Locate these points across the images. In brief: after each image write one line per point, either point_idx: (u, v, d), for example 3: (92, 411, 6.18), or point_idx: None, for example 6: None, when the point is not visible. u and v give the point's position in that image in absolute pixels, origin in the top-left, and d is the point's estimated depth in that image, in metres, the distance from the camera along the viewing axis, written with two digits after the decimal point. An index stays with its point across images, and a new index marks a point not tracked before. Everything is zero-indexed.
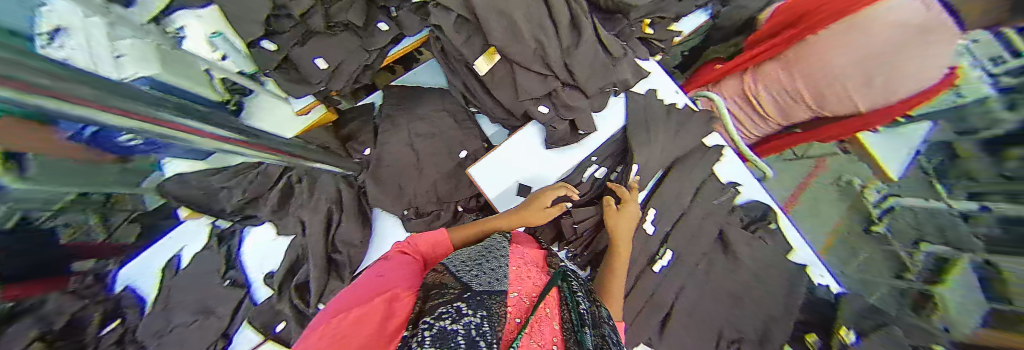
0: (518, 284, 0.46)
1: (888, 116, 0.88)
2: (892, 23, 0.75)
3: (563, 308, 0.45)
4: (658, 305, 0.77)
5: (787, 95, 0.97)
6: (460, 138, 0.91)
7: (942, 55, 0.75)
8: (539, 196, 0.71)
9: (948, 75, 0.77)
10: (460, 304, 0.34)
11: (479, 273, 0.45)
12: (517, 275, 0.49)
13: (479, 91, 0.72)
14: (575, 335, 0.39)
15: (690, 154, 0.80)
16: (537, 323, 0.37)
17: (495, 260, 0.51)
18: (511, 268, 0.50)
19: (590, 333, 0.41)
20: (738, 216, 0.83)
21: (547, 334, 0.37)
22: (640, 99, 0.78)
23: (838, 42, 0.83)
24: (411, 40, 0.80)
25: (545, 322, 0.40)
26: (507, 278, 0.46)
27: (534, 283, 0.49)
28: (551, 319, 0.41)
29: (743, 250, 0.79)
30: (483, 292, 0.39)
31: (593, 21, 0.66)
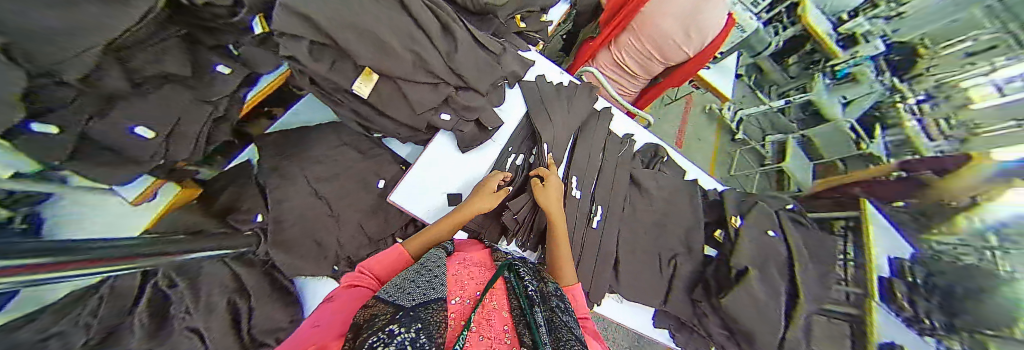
0: (459, 287, 0.45)
1: (706, 55, 1.19)
2: None
3: (511, 293, 0.45)
4: (607, 256, 0.83)
5: (643, 57, 1.23)
6: (373, 167, 0.85)
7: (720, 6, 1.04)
8: (482, 185, 0.74)
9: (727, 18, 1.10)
10: (392, 323, 0.31)
11: (419, 287, 0.43)
12: (456, 282, 0.46)
13: (372, 115, 0.68)
14: (524, 316, 0.39)
15: (588, 120, 0.92)
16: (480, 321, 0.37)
17: (431, 274, 0.48)
18: (448, 276, 0.48)
19: (538, 310, 0.41)
20: (638, 159, 1.00)
21: (496, 326, 0.38)
22: (531, 85, 0.87)
23: (660, 11, 1.09)
24: (270, 76, 0.76)
25: (491, 315, 0.40)
26: (444, 288, 0.43)
27: (478, 281, 0.48)
28: (499, 309, 0.42)
29: (651, 185, 0.94)
30: (417, 306, 0.37)
31: (465, 24, 0.69)
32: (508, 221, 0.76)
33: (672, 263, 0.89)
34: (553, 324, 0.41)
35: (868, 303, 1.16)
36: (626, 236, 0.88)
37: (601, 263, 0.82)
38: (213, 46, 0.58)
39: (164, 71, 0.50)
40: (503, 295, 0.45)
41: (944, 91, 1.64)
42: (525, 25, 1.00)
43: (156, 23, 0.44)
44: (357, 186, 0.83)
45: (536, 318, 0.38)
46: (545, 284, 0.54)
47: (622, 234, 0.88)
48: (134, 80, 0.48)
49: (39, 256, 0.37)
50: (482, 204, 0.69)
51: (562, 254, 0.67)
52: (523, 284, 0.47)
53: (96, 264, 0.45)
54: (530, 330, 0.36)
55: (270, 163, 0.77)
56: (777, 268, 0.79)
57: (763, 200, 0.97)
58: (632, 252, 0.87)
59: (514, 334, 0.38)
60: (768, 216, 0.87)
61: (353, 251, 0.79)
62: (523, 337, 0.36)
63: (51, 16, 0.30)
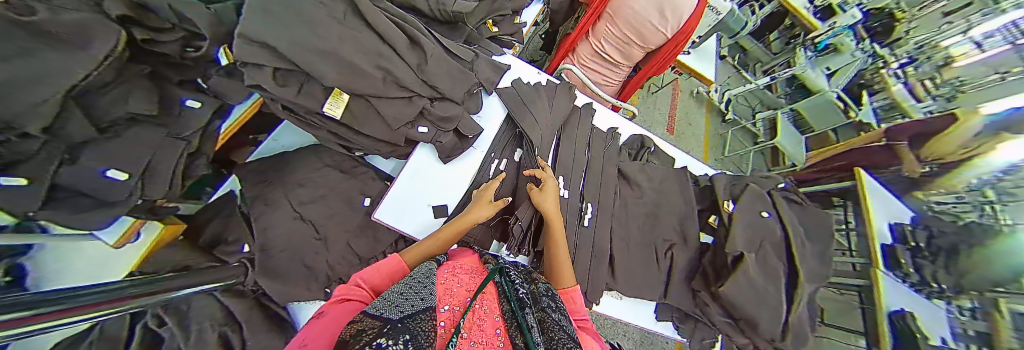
0: (449, 294, 0.42)
1: (686, 33, 1.18)
2: None
3: (502, 296, 0.43)
4: (601, 254, 0.82)
5: (622, 43, 1.24)
6: (358, 186, 0.85)
7: None
8: (480, 194, 0.73)
9: None
10: (380, 339, 0.28)
11: (407, 298, 0.39)
12: (446, 289, 0.43)
13: (349, 135, 0.68)
14: (516, 319, 0.38)
15: (571, 119, 0.92)
16: (472, 330, 0.35)
17: (421, 282, 0.44)
18: (438, 284, 0.44)
19: (530, 312, 0.40)
20: (625, 153, 1.00)
21: (488, 331, 0.36)
22: (509, 91, 0.86)
23: None
24: (242, 106, 0.76)
25: (484, 321, 0.38)
26: (433, 297, 0.40)
27: (468, 287, 0.45)
28: (491, 313, 0.39)
29: (640, 177, 0.93)
30: (405, 317, 0.34)
31: (433, 36, 0.70)
32: (513, 229, 0.73)
33: (668, 253, 0.88)
34: (546, 324, 0.39)
35: (872, 273, 1.15)
36: (618, 231, 0.88)
37: (597, 261, 0.81)
38: (179, 82, 0.59)
39: (130, 112, 0.50)
40: (495, 298, 0.42)
41: (926, 53, 1.87)
42: (499, 30, 1.00)
43: (118, 66, 0.45)
44: (344, 208, 0.82)
45: (528, 320, 0.37)
46: (536, 285, 0.51)
47: (615, 230, 0.87)
48: (101, 125, 0.48)
49: (23, 309, 0.35)
50: (483, 213, 0.68)
51: (559, 256, 0.65)
52: (514, 286, 0.45)
53: (95, 306, 0.45)
54: (523, 333, 0.35)
55: (253, 192, 0.76)
56: (775, 249, 0.78)
57: (755, 181, 0.96)
58: (627, 245, 0.87)
59: (507, 337, 0.36)
60: (761, 197, 0.87)
61: (346, 271, 0.78)
62: (517, 340, 0.35)
63: (11, 69, 0.29)
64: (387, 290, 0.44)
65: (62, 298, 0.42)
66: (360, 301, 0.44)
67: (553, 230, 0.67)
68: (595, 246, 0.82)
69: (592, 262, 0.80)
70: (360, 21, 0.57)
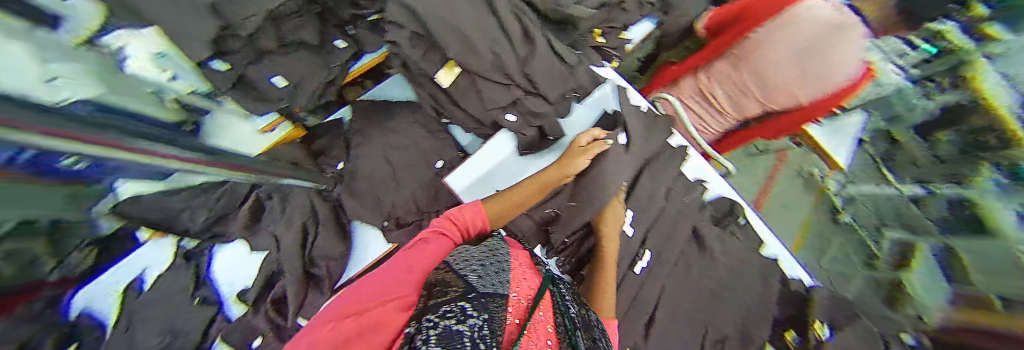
0: (517, 285, 0.44)
1: (827, 105, 0.92)
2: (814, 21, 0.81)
3: (556, 309, 0.42)
4: (642, 303, 0.79)
5: (737, 91, 1.01)
6: (436, 148, 0.93)
7: (857, 48, 0.80)
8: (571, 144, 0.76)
9: (863, 67, 0.84)
10: (462, 305, 0.35)
11: (489, 276, 0.44)
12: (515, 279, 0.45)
13: (446, 103, 0.75)
14: (569, 339, 0.37)
15: (657, 156, 0.83)
16: (534, 324, 0.36)
17: (497, 265, 0.48)
18: (510, 272, 0.47)
19: (581, 337, 0.38)
20: (708, 212, 0.87)
21: (541, 338, 0.34)
22: (608, 105, 0.81)
23: (774, 38, 0.87)
24: (370, 55, 0.89)
25: (539, 326, 0.38)
26: (506, 283, 0.43)
27: (529, 286, 0.45)
28: (545, 322, 0.38)
29: (717, 246, 0.84)
30: (487, 295, 0.39)
31: (546, 33, 0.71)
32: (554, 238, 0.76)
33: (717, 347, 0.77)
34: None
35: None
36: (673, 291, 0.82)
37: (636, 305, 0.79)
38: (337, 24, 0.73)
39: (302, 39, 0.64)
40: (550, 308, 0.41)
41: None
42: (605, 40, 0.98)
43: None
44: (420, 163, 0.92)
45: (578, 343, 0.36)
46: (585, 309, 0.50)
47: (668, 289, 0.82)
48: (281, 41, 0.62)
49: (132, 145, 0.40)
50: (575, 162, 0.71)
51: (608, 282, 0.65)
52: (566, 303, 0.45)
53: None
54: None
55: (359, 125, 0.90)
56: None
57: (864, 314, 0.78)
58: (664, 303, 0.81)
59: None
60: None
61: (402, 215, 0.87)
62: None
63: None
64: (462, 253, 0.50)
65: (192, 154, 0.51)
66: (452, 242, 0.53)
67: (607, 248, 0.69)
68: (640, 292, 0.80)
69: (630, 309, 0.78)
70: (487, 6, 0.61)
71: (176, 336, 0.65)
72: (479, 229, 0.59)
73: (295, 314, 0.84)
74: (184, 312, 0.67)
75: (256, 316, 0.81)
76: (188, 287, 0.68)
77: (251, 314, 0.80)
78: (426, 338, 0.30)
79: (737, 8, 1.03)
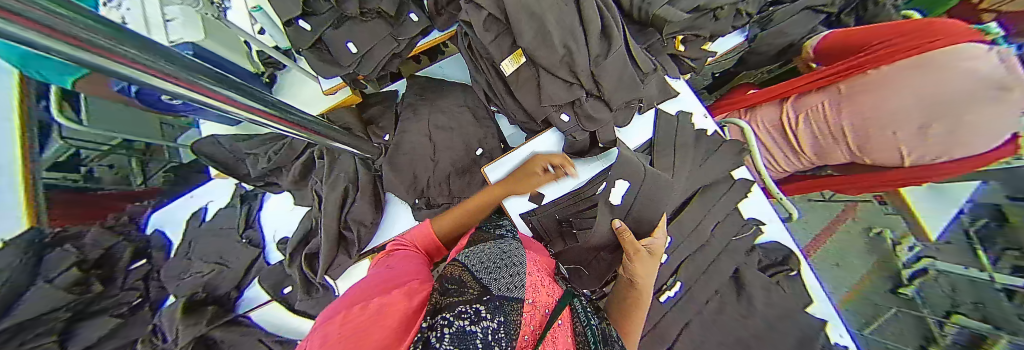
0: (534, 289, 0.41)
1: (940, 173, 0.75)
2: (970, 71, 0.64)
3: (575, 321, 0.41)
4: (660, 332, 0.76)
5: (827, 134, 0.83)
6: (478, 135, 0.92)
7: (1010, 116, 0.64)
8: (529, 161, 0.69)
9: (1008, 139, 0.67)
10: (477, 306, 0.33)
11: (504, 268, 0.41)
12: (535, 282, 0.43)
13: (501, 91, 0.72)
14: None
15: (714, 184, 0.77)
16: (550, 336, 0.35)
17: (515, 260, 0.45)
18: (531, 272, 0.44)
19: None
20: (756, 256, 0.80)
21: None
22: (672, 118, 0.76)
23: (902, 81, 0.70)
24: (438, 32, 0.81)
25: (557, 337, 0.37)
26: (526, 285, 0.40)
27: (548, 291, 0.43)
28: (562, 333, 0.38)
29: (757, 294, 0.77)
30: (503, 294, 0.36)
31: (625, 34, 0.65)
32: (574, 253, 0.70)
33: None
34: None
35: None
36: (696, 330, 0.77)
37: (654, 333, 0.76)
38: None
39: None
40: (568, 321, 0.40)
41: None
42: (685, 49, 0.86)
43: None
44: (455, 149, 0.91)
45: None
46: (603, 319, 0.48)
47: (691, 326, 0.77)
48: None
49: (231, 90, 0.42)
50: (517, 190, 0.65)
51: (635, 318, 0.56)
52: (587, 317, 0.43)
53: (288, 125, 0.57)
54: None
55: (411, 101, 0.93)
56: None
57: None
58: (685, 340, 0.76)
59: None
60: None
61: (434, 196, 0.89)
62: None
63: None
64: (477, 247, 0.47)
65: (280, 110, 0.55)
66: (421, 256, 0.55)
67: (641, 284, 0.55)
68: (660, 322, 0.76)
69: (646, 336, 0.75)
70: None
71: (227, 260, 0.99)
72: (439, 245, 0.60)
73: (325, 271, 0.90)
74: (214, 236, 1.02)
75: (293, 264, 0.93)
76: (239, 227, 1.01)
77: (290, 264, 0.93)
78: (440, 335, 0.29)
79: (866, 38, 0.81)
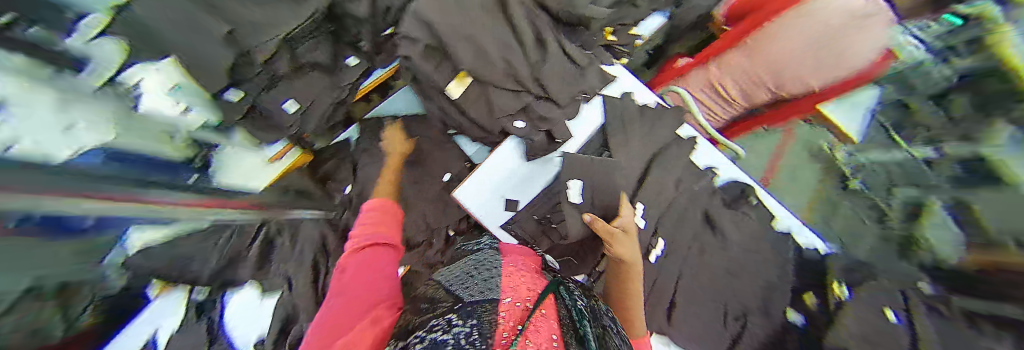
0: (511, 288, 0.41)
1: (839, 92, 0.91)
2: (838, 9, 0.77)
3: (561, 306, 0.40)
4: (660, 292, 0.81)
5: (750, 82, 0.97)
6: (443, 161, 0.97)
7: (876, 38, 0.78)
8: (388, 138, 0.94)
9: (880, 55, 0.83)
10: (449, 316, 0.33)
11: (478, 281, 0.43)
12: (512, 283, 0.43)
13: (455, 113, 0.71)
14: (576, 330, 0.35)
15: (668, 148, 0.83)
16: (539, 319, 0.34)
17: (488, 272, 0.46)
18: (505, 276, 0.45)
19: (588, 328, 0.37)
20: (720, 198, 0.88)
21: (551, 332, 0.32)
22: (617, 102, 0.81)
23: (792, 28, 0.84)
24: (381, 70, 0.82)
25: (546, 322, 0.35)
26: (500, 287, 0.41)
27: (529, 287, 0.43)
28: (551, 317, 0.36)
29: (731, 232, 0.85)
30: (476, 301, 0.37)
31: (559, 36, 0.68)
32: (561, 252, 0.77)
33: (740, 321, 0.82)
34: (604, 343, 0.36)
35: None
36: (690, 281, 0.83)
37: (655, 294, 0.81)
38: None
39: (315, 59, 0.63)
40: (555, 305, 0.39)
41: None
42: (616, 38, 0.95)
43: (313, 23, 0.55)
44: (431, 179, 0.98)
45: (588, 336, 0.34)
46: (596, 301, 0.50)
47: (684, 278, 0.83)
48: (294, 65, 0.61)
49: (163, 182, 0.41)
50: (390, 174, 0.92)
51: (631, 294, 0.59)
52: (573, 300, 0.43)
53: None
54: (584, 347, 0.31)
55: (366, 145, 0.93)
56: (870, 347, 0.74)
57: None
58: (684, 294, 0.82)
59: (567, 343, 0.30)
60: None
61: None
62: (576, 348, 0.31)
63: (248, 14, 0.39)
64: (452, 274, 0.48)
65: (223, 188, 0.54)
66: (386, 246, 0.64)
67: (626, 261, 0.59)
68: (657, 283, 0.81)
69: (648, 301, 0.79)
70: (500, 13, 0.60)
71: None
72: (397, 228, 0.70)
73: None
74: None
75: None
76: None
77: None
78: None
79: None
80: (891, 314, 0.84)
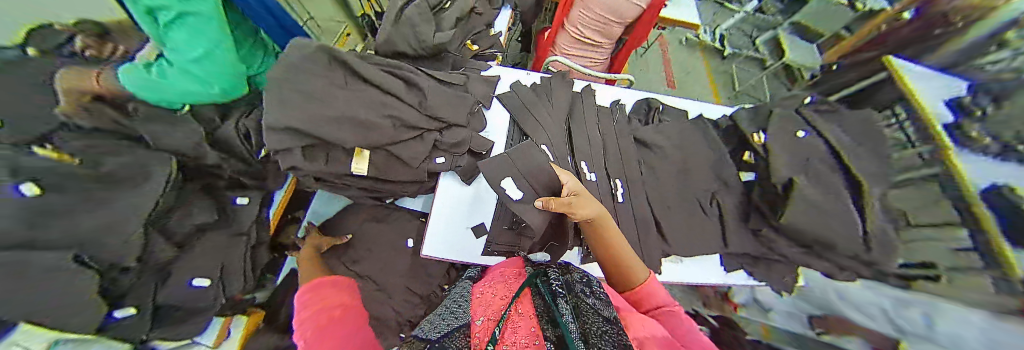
0: (483, 310, 0.40)
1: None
2: None
3: (536, 296, 0.40)
4: (645, 221, 0.81)
5: (599, 24, 1.20)
6: (397, 231, 0.91)
7: None
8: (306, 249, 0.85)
9: None
10: None
11: (448, 320, 0.41)
12: (486, 303, 0.42)
13: (377, 185, 0.73)
14: (550, 314, 0.35)
15: (572, 105, 0.91)
16: (509, 329, 0.34)
17: (461, 307, 0.45)
18: (479, 300, 0.44)
19: (563, 302, 0.37)
20: (635, 119, 0.99)
21: (522, 336, 0.32)
22: (510, 94, 0.87)
23: None
24: (280, 192, 1.08)
25: (519, 328, 0.34)
26: (471, 315, 0.40)
27: (503, 297, 0.43)
28: (525, 319, 0.36)
29: (660, 138, 0.91)
30: (443, 337, 0.35)
31: (422, 71, 0.78)
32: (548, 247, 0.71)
33: (715, 203, 0.84)
34: (581, 310, 0.36)
35: (1001, 261, 0.53)
36: (657, 195, 0.86)
37: (642, 227, 0.80)
38: None
39: (195, 223, 0.78)
40: (528, 302, 0.40)
41: None
42: (479, 47, 1.05)
43: (171, 196, 0.74)
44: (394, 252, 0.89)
45: (560, 311, 0.34)
46: (571, 275, 0.50)
47: (652, 196, 0.85)
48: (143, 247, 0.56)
49: None
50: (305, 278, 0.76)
51: (619, 248, 0.58)
52: (549, 282, 0.43)
53: None
54: (556, 327, 0.31)
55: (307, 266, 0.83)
56: (829, 165, 0.71)
57: (777, 106, 0.90)
58: (662, 209, 0.84)
59: (540, 336, 0.32)
60: (790, 118, 0.81)
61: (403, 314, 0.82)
62: (547, 334, 0.31)
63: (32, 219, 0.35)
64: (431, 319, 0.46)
65: None
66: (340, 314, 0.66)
67: (593, 216, 0.53)
68: (637, 215, 0.82)
69: (641, 237, 0.79)
70: (360, 80, 0.65)
71: None
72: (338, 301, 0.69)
73: None
74: None
75: None
76: None
77: None
78: None
79: None
80: (799, 133, 0.77)
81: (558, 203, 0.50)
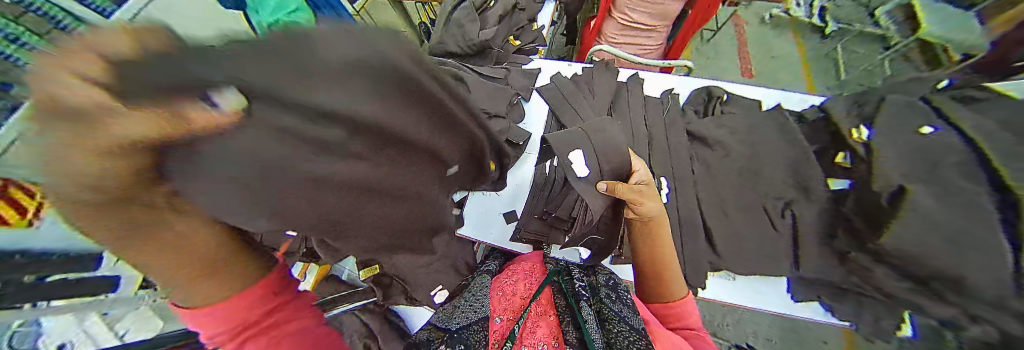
0: (506, 305, 0.53)
1: None
2: None
3: (556, 301, 0.52)
4: (691, 223, 0.73)
5: (651, 6, 1.12)
6: None
7: None
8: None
9: None
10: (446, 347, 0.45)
11: (469, 307, 0.55)
12: (506, 297, 0.55)
13: None
14: (569, 317, 0.48)
15: (615, 95, 0.87)
16: (530, 328, 0.47)
17: (483, 294, 0.58)
18: (500, 293, 0.56)
19: (583, 307, 0.49)
20: (690, 110, 0.89)
21: (545, 333, 0.46)
22: (551, 86, 0.86)
23: None
24: None
25: (541, 326, 0.47)
26: (493, 307, 0.53)
27: (523, 295, 0.54)
28: (547, 316, 0.50)
29: (721, 129, 0.80)
30: (468, 325, 0.50)
31: (466, 65, 0.85)
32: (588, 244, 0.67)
33: (788, 211, 0.70)
34: (600, 317, 0.49)
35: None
36: (709, 193, 0.76)
37: (687, 232, 0.74)
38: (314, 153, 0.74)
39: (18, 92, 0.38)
40: (549, 302, 0.52)
41: None
42: (521, 40, 1.06)
43: None
44: None
45: (582, 318, 0.46)
46: (596, 277, 0.61)
47: (704, 195, 0.76)
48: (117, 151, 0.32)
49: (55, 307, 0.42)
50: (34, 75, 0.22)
51: (669, 267, 0.56)
52: (570, 283, 0.55)
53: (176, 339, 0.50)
54: (574, 332, 0.45)
55: None
56: (963, 171, 0.51)
57: (893, 93, 0.70)
58: (717, 211, 0.74)
59: (560, 335, 0.46)
60: (911, 108, 0.62)
61: None
62: (567, 338, 0.45)
63: None
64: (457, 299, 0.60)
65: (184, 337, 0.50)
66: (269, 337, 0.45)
67: (655, 219, 0.54)
68: (682, 216, 0.74)
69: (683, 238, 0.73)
70: None
71: None
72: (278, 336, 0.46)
73: None
74: None
75: None
76: None
77: None
78: None
79: None
80: (923, 129, 0.58)
81: (627, 189, 0.50)
